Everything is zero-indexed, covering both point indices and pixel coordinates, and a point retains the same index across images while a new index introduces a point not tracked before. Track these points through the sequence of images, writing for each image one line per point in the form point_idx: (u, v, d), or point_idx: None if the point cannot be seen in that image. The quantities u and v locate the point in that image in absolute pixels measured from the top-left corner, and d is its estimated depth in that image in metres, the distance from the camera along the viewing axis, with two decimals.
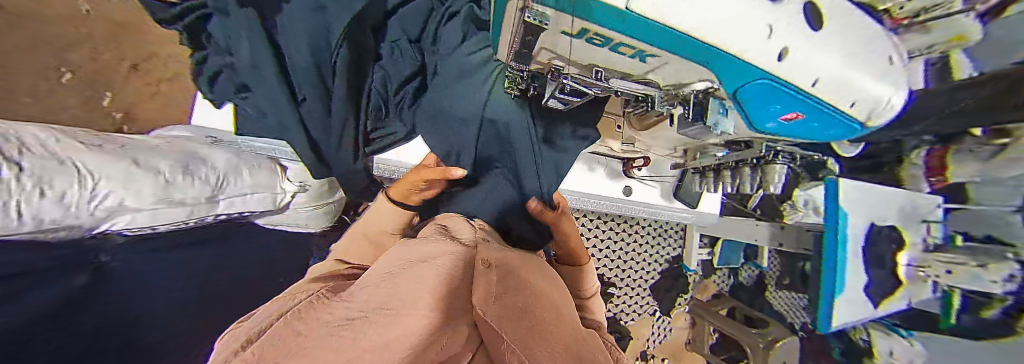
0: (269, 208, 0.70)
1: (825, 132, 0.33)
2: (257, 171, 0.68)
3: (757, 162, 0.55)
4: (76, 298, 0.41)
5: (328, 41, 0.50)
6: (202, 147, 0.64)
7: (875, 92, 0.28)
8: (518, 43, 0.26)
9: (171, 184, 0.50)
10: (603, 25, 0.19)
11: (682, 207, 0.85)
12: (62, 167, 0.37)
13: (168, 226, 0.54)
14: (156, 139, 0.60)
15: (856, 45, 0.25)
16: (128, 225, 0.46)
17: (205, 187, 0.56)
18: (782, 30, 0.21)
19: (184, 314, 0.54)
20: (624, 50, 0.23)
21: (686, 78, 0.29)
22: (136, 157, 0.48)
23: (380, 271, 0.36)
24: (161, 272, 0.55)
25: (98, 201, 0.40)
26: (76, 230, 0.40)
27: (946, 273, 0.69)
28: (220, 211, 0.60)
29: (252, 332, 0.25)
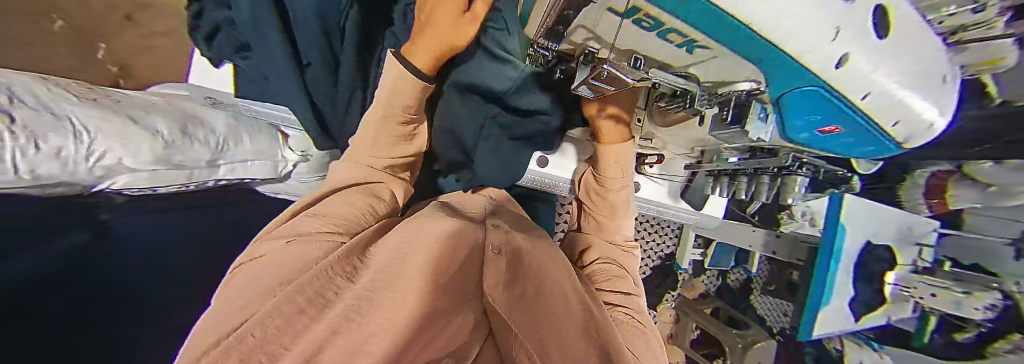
0: (270, 176, 0.70)
1: (851, 145, 0.32)
2: (256, 138, 0.66)
3: (777, 172, 0.56)
4: (78, 251, 0.42)
5: (339, 1, 0.44)
6: (201, 109, 0.62)
7: (923, 112, 0.27)
8: (554, 18, 0.25)
9: (169, 146, 0.49)
10: (658, 6, 0.17)
11: (686, 207, 0.83)
12: (55, 121, 0.36)
13: (168, 188, 0.54)
14: (154, 97, 0.58)
15: (917, 65, 0.25)
16: (127, 185, 0.46)
17: (204, 150, 0.55)
18: (841, 35, 0.19)
19: (180, 274, 0.55)
20: (672, 37, 0.22)
21: (727, 73, 0.28)
22: (133, 116, 0.47)
23: (383, 249, 0.36)
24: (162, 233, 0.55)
25: (96, 158, 0.39)
26: (75, 186, 0.39)
27: (930, 296, 0.69)
28: (223, 176, 0.60)
29: (242, 301, 0.25)
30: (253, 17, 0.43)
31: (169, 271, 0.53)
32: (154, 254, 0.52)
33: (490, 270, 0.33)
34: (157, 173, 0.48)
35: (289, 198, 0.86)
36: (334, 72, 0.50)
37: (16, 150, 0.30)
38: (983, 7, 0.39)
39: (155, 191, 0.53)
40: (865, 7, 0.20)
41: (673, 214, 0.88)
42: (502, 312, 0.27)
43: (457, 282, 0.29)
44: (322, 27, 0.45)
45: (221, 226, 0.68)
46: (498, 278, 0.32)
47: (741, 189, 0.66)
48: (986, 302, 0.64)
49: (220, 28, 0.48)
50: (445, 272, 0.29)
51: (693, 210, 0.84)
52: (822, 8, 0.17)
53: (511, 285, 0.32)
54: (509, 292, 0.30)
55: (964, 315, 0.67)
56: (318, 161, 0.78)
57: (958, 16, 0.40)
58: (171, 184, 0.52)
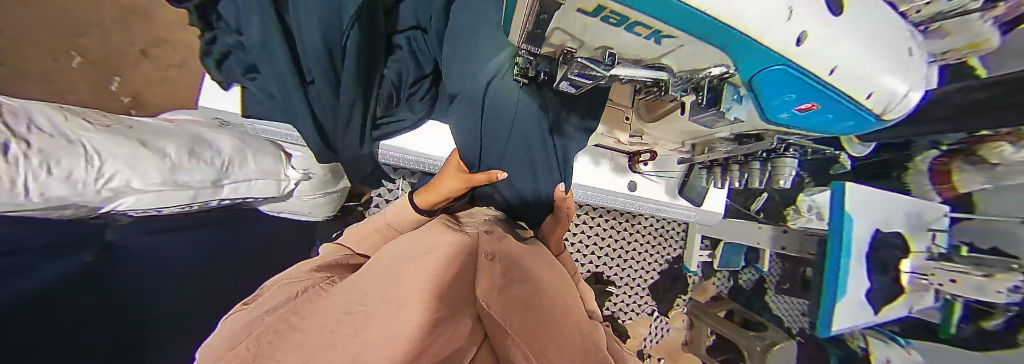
0: (273, 194, 0.70)
1: (839, 120, 0.32)
2: (260, 158, 0.68)
3: (767, 155, 0.55)
4: (91, 268, 0.43)
5: (339, 19, 0.45)
6: (206, 130, 0.64)
7: (895, 88, 0.28)
8: (532, 25, 0.27)
9: (177, 166, 0.50)
10: (618, 2, 0.18)
11: (687, 204, 0.84)
12: (68, 146, 0.37)
13: (172, 208, 0.55)
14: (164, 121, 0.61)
15: (884, 43, 0.25)
16: (133, 205, 0.47)
17: (211, 170, 0.56)
18: (797, 12, 0.19)
19: (185, 292, 0.55)
20: (639, 30, 0.23)
21: (698, 62, 0.29)
22: (143, 139, 0.48)
23: (379, 262, 0.36)
24: (171, 250, 0.56)
25: (104, 181, 0.40)
26: (84, 207, 0.41)
27: (949, 282, 0.67)
28: (227, 195, 0.61)
29: (230, 337, 0.25)
30: (261, 42, 0.45)
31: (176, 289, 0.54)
32: (164, 273, 0.53)
33: (483, 276, 0.33)
34: (162, 194, 0.49)
35: (292, 216, 0.86)
36: (334, 89, 0.51)
37: (27, 174, 0.31)
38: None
39: (160, 211, 0.54)
40: None
41: (673, 211, 0.88)
42: (495, 315, 0.27)
43: (454, 287, 0.30)
44: (326, 48, 0.45)
45: (226, 245, 0.69)
46: (492, 283, 0.32)
47: (736, 178, 0.65)
48: (1010, 283, 0.61)
49: (230, 52, 0.50)
50: (449, 273, 0.31)
51: (692, 206, 0.84)
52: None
53: (506, 288, 0.32)
54: (503, 294, 0.30)
55: (990, 299, 0.63)
56: (321, 179, 0.79)
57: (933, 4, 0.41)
58: (178, 205, 0.53)
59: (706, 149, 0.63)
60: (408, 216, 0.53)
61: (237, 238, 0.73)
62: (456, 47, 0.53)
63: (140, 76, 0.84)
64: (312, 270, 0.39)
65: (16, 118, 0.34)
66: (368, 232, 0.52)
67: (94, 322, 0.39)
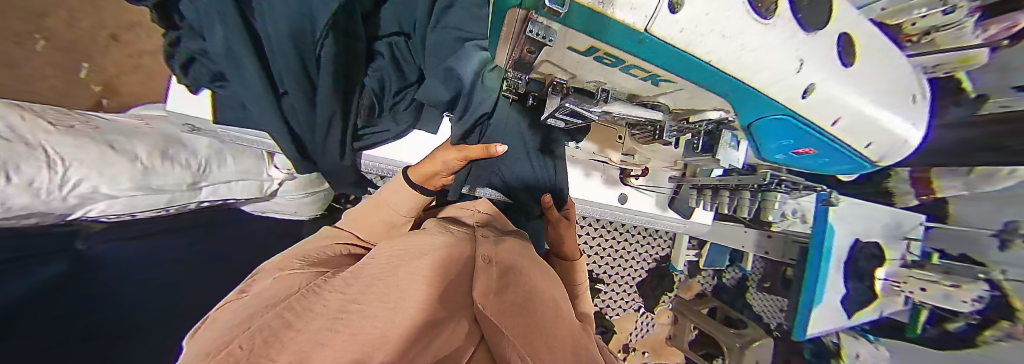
0: (254, 195, 0.68)
1: (829, 164, 0.32)
2: (241, 158, 0.66)
3: (757, 188, 0.57)
4: (58, 279, 0.41)
5: (311, 30, 0.41)
6: (182, 133, 0.61)
7: (891, 130, 0.28)
8: (519, 55, 0.25)
9: (149, 169, 0.47)
10: (615, 46, 0.17)
11: (675, 217, 0.82)
12: (28, 151, 0.34)
13: (147, 213, 0.52)
14: (137, 119, 0.58)
15: (880, 88, 0.26)
16: (103, 211, 0.44)
17: (187, 172, 0.54)
18: (806, 67, 0.20)
19: (166, 298, 0.53)
20: (635, 72, 0.22)
21: (697, 104, 0.29)
22: (112, 141, 0.45)
23: (374, 262, 0.34)
24: (142, 257, 0.54)
25: (71, 187, 0.38)
26: (49, 215, 0.38)
27: (920, 290, 0.70)
28: (206, 197, 0.59)
29: (220, 334, 0.22)
30: (230, 51, 0.42)
31: (152, 296, 0.52)
32: (138, 283, 0.51)
33: (478, 277, 0.32)
34: (135, 198, 0.46)
35: (278, 215, 0.84)
36: (310, 99, 0.49)
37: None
38: (953, 9, 0.39)
39: (134, 216, 0.52)
40: (825, 37, 0.21)
41: (661, 223, 0.87)
42: (491, 313, 0.26)
43: (453, 284, 0.30)
44: (299, 61, 0.43)
45: (204, 246, 0.66)
46: (488, 285, 0.31)
47: (724, 203, 0.65)
48: (974, 293, 0.65)
49: (193, 58, 0.46)
50: (448, 276, 0.30)
51: (681, 219, 0.83)
52: (779, 42, 0.18)
53: (501, 292, 0.31)
54: (499, 297, 0.30)
55: (952, 307, 0.67)
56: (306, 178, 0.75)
57: (930, 17, 0.40)
58: (151, 209, 0.51)
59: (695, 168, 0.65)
60: (402, 197, 0.50)
61: (220, 239, 0.70)
62: (432, 60, 0.47)
63: (110, 63, 0.78)
64: (305, 266, 0.38)
65: None
66: (366, 208, 0.52)
67: (58, 335, 0.37)
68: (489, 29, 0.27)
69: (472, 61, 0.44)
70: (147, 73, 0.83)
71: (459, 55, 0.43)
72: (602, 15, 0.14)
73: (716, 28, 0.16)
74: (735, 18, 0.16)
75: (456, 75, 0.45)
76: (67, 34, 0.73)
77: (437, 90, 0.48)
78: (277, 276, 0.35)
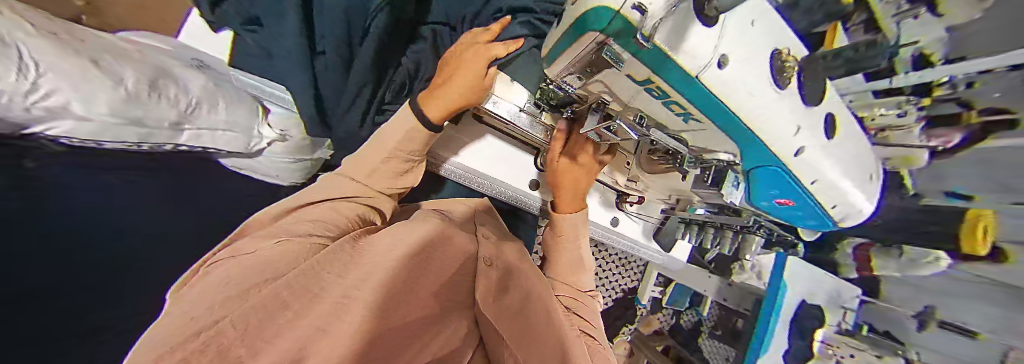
0: (237, 149, 0.65)
1: (805, 217, 0.37)
2: (234, 108, 0.62)
3: (739, 229, 0.61)
4: (14, 207, 0.37)
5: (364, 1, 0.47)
6: (176, 66, 0.56)
7: (850, 201, 0.33)
8: (580, 67, 0.29)
9: (133, 97, 0.42)
10: (668, 82, 0.22)
11: (657, 248, 0.86)
12: (5, 47, 0.27)
13: (114, 145, 0.46)
14: (125, 43, 0.52)
15: (849, 163, 0.31)
16: (67, 132, 0.37)
17: (173, 111, 0.49)
18: (800, 132, 0.26)
19: (112, 247, 0.49)
20: (673, 108, 0.27)
21: (712, 144, 0.32)
22: (97, 58, 0.40)
23: (371, 246, 0.34)
24: (106, 196, 0.50)
25: (44, 98, 0.31)
26: (4, 125, 0.31)
27: (850, 355, 0.79)
28: (184, 141, 0.54)
29: (211, 299, 0.23)
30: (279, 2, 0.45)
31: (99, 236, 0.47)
32: (89, 225, 0.46)
33: (480, 282, 0.36)
34: (109, 125, 0.41)
35: (254, 175, 0.79)
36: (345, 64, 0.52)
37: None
38: (903, 113, 0.51)
39: (98, 144, 0.45)
40: (815, 112, 0.26)
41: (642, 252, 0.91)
42: (496, 322, 0.31)
43: (439, 296, 0.34)
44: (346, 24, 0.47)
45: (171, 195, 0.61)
46: (488, 290, 0.35)
47: (707, 239, 0.69)
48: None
49: None
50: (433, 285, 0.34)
51: (661, 251, 0.87)
52: (788, 107, 0.24)
53: (500, 296, 0.36)
54: (500, 298, 0.35)
55: None
56: (295, 142, 0.73)
57: (889, 117, 0.52)
58: (119, 141, 0.45)
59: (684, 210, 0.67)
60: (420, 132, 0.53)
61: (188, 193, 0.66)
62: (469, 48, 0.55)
63: None
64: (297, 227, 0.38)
65: None
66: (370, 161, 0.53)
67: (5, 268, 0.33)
68: (550, 43, 0.30)
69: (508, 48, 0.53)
70: None
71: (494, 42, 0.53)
72: (667, 56, 0.19)
73: (743, 87, 0.21)
74: (749, 84, 0.21)
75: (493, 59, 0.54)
76: None
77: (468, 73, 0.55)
78: (268, 240, 0.35)
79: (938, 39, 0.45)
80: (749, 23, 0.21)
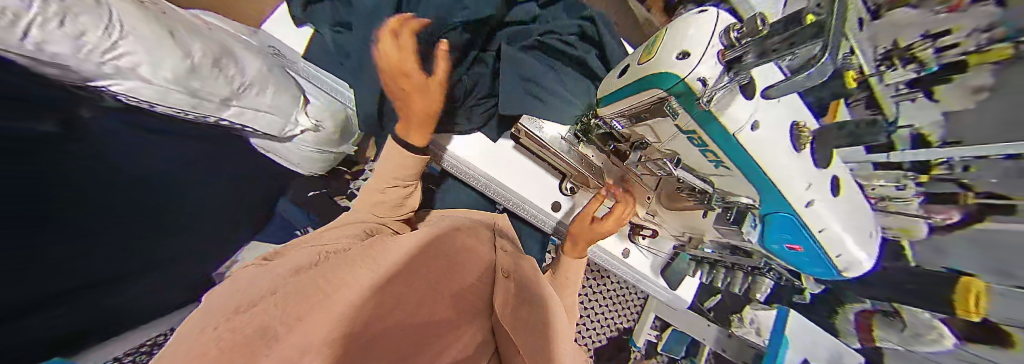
0: (272, 133, 0.65)
1: (819, 269, 0.40)
2: (282, 93, 0.62)
3: (750, 269, 0.63)
4: (67, 151, 0.38)
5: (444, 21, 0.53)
6: (239, 47, 0.59)
7: (853, 253, 0.37)
8: (637, 112, 0.39)
9: (197, 70, 0.45)
10: (708, 135, 0.32)
11: (663, 285, 0.81)
12: (96, 6, 0.32)
13: (166, 110, 0.47)
14: (198, 20, 0.56)
15: (852, 218, 0.35)
16: (126, 91, 0.40)
17: (226, 87, 0.51)
18: (812, 189, 0.33)
19: (125, 208, 0.48)
20: (708, 154, 0.36)
21: (736, 190, 0.39)
22: (175, 30, 0.44)
23: (402, 246, 0.38)
24: (147, 156, 0.51)
25: (114, 56, 0.35)
26: (72, 74, 0.34)
27: None
28: (227, 116, 0.56)
29: (263, 285, 0.29)
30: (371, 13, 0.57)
31: (123, 188, 0.47)
32: (120, 182, 0.47)
33: (499, 290, 0.38)
34: (167, 91, 0.43)
35: (275, 159, 0.80)
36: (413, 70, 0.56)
37: (79, 29, 0.30)
38: (904, 187, 0.48)
39: (153, 109, 0.47)
40: (823, 171, 0.33)
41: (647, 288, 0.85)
42: (512, 329, 0.32)
43: (462, 297, 0.35)
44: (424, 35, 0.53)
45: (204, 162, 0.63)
46: (506, 299, 0.37)
47: (720, 278, 0.70)
48: None
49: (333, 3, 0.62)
50: (457, 285, 0.36)
51: (667, 290, 0.81)
52: (803, 164, 0.33)
53: (516, 308, 0.37)
54: (515, 312, 0.36)
55: None
56: (324, 136, 0.74)
57: (888, 188, 0.49)
58: (174, 107, 0.47)
59: (699, 246, 0.67)
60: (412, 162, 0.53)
61: (219, 167, 0.68)
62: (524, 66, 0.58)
63: None
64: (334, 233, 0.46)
65: None
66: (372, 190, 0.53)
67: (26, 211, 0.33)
68: (619, 88, 0.40)
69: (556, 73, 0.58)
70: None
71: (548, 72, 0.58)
72: (710, 112, 0.29)
73: (759, 147, 0.31)
74: (761, 143, 0.30)
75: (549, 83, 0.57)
76: None
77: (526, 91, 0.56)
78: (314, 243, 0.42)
79: (935, 121, 0.40)
80: (777, 101, 0.30)
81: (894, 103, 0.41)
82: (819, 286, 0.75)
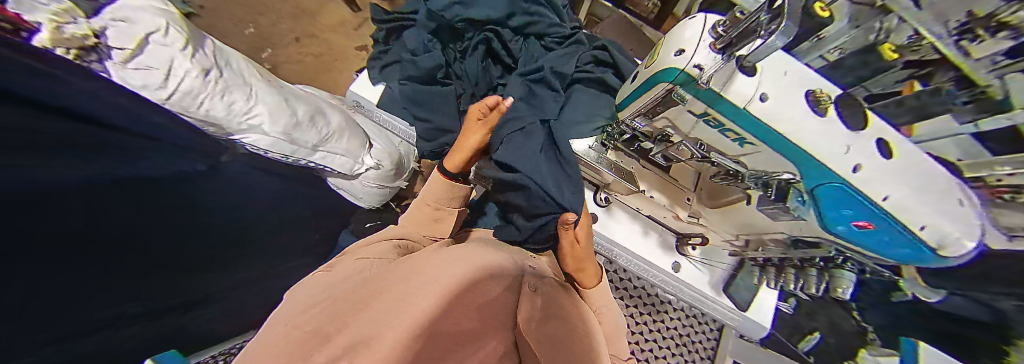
0: (344, 171, 0.76)
1: (919, 258, 0.31)
2: (354, 141, 0.74)
3: (822, 263, 0.49)
4: (184, 181, 0.47)
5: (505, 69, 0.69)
6: (327, 106, 0.74)
7: (965, 230, 0.27)
8: (652, 107, 0.42)
9: (298, 125, 0.61)
10: (722, 113, 0.33)
11: (730, 305, 0.67)
12: (240, 84, 0.52)
13: (274, 155, 0.63)
14: (306, 92, 0.76)
15: (931, 189, 0.28)
16: (253, 142, 0.57)
17: (315, 136, 0.65)
18: (852, 152, 0.29)
19: (221, 232, 0.56)
20: (729, 134, 0.36)
21: (771, 167, 0.36)
22: (290, 98, 0.63)
23: (430, 257, 0.41)
24: (245, 189, 0.62)
25: (249, 116, 0.53)
26: (221, 130, 0.52)
27: None
28: (315, 159, 0.70)
29: (323, 290, 0.36)
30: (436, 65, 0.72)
31: (233, 214, 0.58)
32: (223, 209, 0.56)
33: (523, 305, 0.37)
34: (277, 141, 0.59)
35: (344, 195, 0.92)
36: None
37: (230, 100, 0.49)
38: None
39: (267, 154, 0.63)
40: (865, 134, 0.30)
41: (709, 308, 0.71)
42: (537, 348, 0.28)
43: (487, 309, 0.34)
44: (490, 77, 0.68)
45: (292, 197, 0.76)
46: (531, 314, 0.36)
47: (792, 282, 0.57)
48: None
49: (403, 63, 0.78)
50: (482, 297, 0.36)
51: (734, 310, 0.67)
52: (836, 131, 0.30)
53: (543, 321, 0.36)
54: (540, 327, 0.34)
55: None
56: (384, 173, 0.84)
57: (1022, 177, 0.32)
58: (280, 153, 0.62)
59: (761, 248, 0.58)
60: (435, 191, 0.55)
61: (299, 201, 0.80)
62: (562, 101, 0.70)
63: (326, 75, 1.21)
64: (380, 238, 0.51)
65: (222, 58, 0.50)
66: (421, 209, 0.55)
67: (141, 229, 0.39)
68: (637, 87, 0.44)
69: (592, 107, 0.67)
70: (335, 82, 1.21)
71: (581, 108, 0.68)
72: (716, 94, 0.31)
73: (789, 119, 0.30)
74: (779, 113, 0.30)
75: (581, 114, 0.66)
76: (318, 59, 1.21)
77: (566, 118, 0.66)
78: (368, 246, 0.49)
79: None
80: (781, 74, 0.31)
81: (995, 75, 0.32)
82: (936, 292, 0.47)
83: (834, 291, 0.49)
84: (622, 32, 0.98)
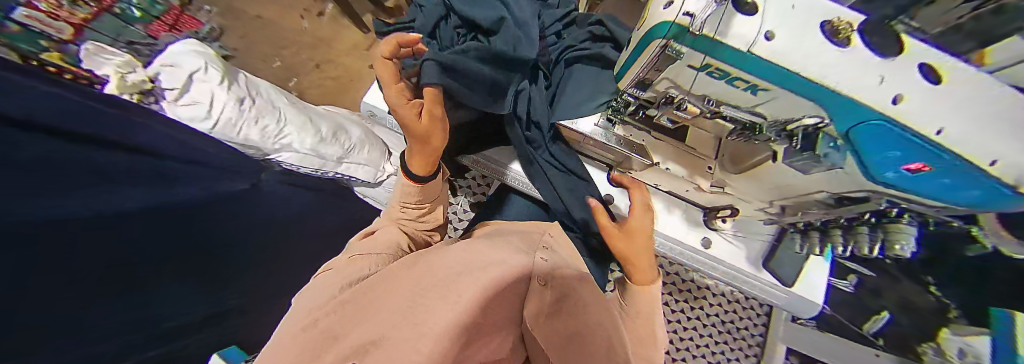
0: (367, 180, 0.80)
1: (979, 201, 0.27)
2: (373, 149, 0.79)
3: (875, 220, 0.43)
4: (218, 201, 0.49)
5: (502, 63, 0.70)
6: (343, 120, 0.79)
7: None
8: (651, 68, 0.39)
9: (322, 140, 0.67)
10: (725, 62, 0.30)
11: (772, 282, 0.63)
12: (271, 109, 0.61)
13: (306, 171, 0.68)
14: (324, 109, 0.82)
15: (995, 112, 0.24)
16: (283, 159, 0.63)
17: (339, 149, 0.70)
18: (890, 82, 0.26)
19: (257, 246, 0.59)
20: (738, 84, 0.33)
21: (792, 113, 0.33)
22: (311, 116, 0.69)
23: (436, 257, 0.39)
24: (278, 205, 0.65)
25: (279, 138, 0.60)
26: (257, 152, 0.59)
27: None
28: (341, 171, 0.74)
29: (328, 287, 0.35)
30: None
31: (268, 224, 0.62)
32: (256, 225, 0.59)
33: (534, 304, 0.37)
34: (307, 156, 0.65)
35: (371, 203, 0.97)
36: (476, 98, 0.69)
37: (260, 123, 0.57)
38: None
39: (300, 170, 0.68)
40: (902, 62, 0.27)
41: (751, 286, 0.68)
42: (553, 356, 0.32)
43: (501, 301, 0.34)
44: None
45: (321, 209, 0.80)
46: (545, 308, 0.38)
47: (839, 244, 0.50)
48: None
49: None
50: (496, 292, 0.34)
51: (778, 286, 0.63)
52: (865, 62, 0.26)
53: (553, 317, 0.37)
54: (551, 325, 0.36)
55: None
56: None
57: None
58: (309, 167, 0.67)
59: (801, 213, 0.53)
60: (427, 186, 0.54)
61: (327, 213, 0.84)
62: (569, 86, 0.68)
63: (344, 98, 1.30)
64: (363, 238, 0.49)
65: (247, 90, 0.59)
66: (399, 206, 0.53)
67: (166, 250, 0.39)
68: (632, 51, 0.42)
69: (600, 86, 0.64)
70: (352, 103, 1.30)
71: (591, 88, 0.65)
72: (717, 41, 0.28)
73: (804, 58, 0.27)
74: (797, 54, 0.27)
75: (588, 95, 0.64)
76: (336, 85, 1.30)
77: (572, 102, 0.64)
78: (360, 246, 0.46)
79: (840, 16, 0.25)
80: (789, 8, 0.28)
81: None
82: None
83: (890, 249, 0.42)
84: (631, 15, 0.96)
